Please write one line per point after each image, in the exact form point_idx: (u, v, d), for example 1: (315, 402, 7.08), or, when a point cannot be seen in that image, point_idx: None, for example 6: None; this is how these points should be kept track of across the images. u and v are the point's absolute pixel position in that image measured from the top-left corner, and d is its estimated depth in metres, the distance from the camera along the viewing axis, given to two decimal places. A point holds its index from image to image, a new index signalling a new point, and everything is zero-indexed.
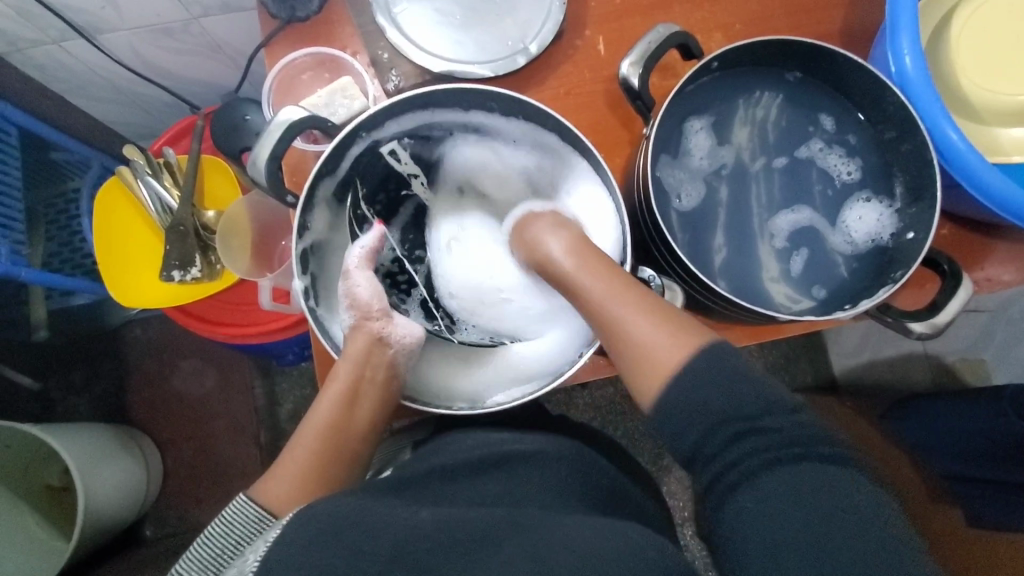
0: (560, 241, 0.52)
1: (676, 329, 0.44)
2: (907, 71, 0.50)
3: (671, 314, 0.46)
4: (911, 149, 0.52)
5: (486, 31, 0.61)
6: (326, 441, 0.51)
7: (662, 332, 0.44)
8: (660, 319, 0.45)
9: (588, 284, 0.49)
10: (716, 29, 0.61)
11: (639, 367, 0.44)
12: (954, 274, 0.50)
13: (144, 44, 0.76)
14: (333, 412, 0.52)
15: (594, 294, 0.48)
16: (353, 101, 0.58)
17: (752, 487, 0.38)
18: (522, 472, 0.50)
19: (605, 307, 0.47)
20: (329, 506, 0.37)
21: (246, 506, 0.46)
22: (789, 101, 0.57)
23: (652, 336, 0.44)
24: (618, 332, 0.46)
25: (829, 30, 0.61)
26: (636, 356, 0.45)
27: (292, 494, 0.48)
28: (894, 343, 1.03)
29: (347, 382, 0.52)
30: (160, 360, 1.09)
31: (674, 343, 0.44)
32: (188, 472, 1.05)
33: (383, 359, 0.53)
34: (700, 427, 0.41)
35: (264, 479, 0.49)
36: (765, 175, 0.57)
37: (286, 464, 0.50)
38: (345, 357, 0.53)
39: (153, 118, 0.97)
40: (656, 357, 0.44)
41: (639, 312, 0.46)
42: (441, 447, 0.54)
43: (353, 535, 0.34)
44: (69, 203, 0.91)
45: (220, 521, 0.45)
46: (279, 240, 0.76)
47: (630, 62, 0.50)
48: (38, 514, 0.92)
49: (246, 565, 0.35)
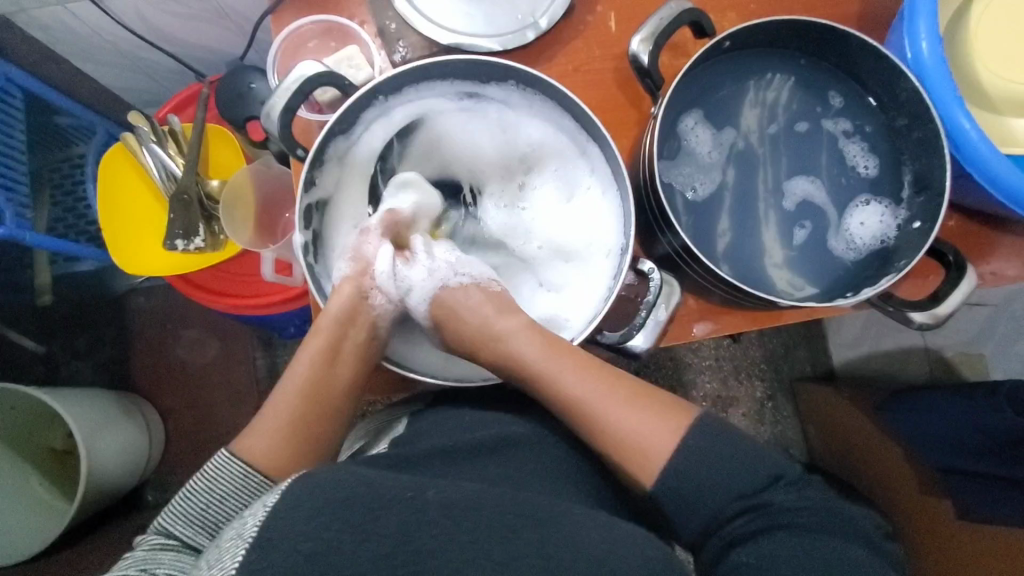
0: (491, 306, 0.55)
1: (660, 410, 0.48)
2: (924, 57, 0.49)
3: (643, 391, 0.50)
4: (922, 137, 0.52)
5: (496, 4, 0.60)
6: (308, 398, 0.50)
7: (650, 417, 0.47)
8: (644, 408, 0.48)
9: (560, 374, 0.50)
10: (730, 9, 0.60)
11: (634, 459, 0.47)
12: (959, 265, 0.50)
13: (150, 8, 0.75)
14: (312, 369, 0.52)
15: (577, 389, 0.49)
16: (359, 71, 0.58)
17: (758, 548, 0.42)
18: (518, 451, 0.50)
19: (591, 401, 0.49)
20: (324, 477, 0.37)
21: (229, 462, 0.46)
22: (800, 84, 0.56)
23: (645, 426, 0.47)
24: (600, 420, 0.48)
25: (847, 12, 0.60)
26: (630, 451, 0.47)
27: (272, 452, 0.47)
28: (894, 336, 1.03)
29: (330, 340, 0.52)
30: (163, 329, 1.10)
31: (667, 431, 0.47)
32: (189, 441, 1.07)
33: (367, 317, 0.54)
34: (711, 505, 0.45)
35: (245, 437, 0.48)
36: (773, 158, 0.56)
37: (264, 422, 0.49)
38: (328, 313, 0.53)
39: (159, 85, 0.96)
40: (650, 447, 0.46)
41: (623, 402, 0.48)
42: (432, 425, 0.55)
43: (348, 510, 0.35)
44: (74, 168, 0.92)
45: (202, 476, 0.45)
46: (283, 212, 0.77)
47: (641, 38, 0.49)
48: (42, 474, 0.94)
49: (246, 530, 0.34)
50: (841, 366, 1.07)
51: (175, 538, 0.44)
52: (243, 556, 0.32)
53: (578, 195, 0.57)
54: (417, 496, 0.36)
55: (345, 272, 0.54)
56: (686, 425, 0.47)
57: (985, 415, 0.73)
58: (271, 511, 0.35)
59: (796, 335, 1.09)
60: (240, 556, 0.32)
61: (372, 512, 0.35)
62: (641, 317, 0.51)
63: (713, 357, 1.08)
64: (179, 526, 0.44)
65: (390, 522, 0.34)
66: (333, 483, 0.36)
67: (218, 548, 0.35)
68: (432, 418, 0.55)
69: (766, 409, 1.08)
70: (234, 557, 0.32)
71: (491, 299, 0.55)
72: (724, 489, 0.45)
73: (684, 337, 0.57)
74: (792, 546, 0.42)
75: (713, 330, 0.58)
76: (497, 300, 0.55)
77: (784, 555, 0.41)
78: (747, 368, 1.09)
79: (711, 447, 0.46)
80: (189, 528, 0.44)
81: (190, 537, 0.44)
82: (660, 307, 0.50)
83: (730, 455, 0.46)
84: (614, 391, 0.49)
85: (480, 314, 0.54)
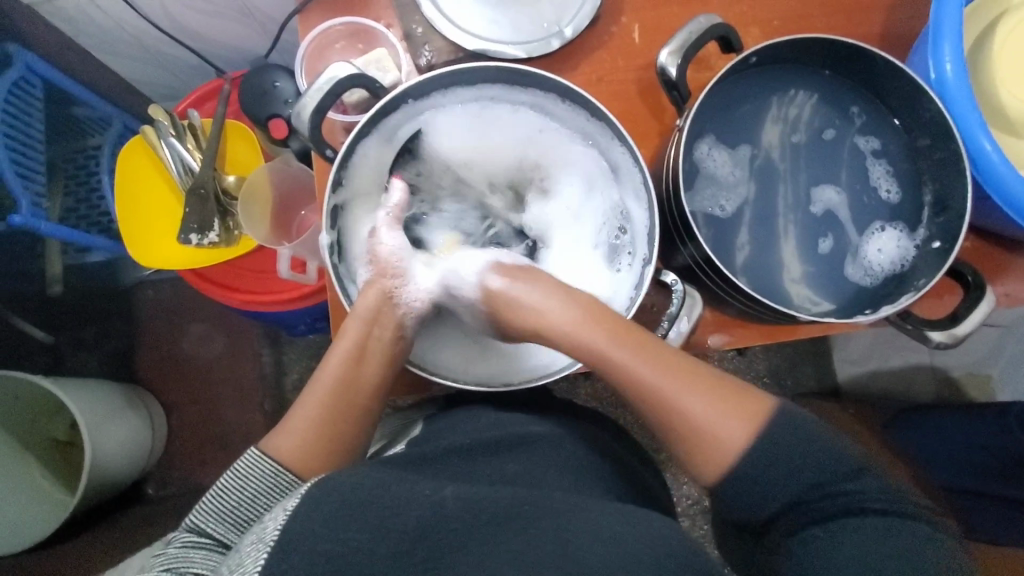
0: (563, 303, 0.50)
1: (734, 406, 0.46)
2: (948, 79, 0.49)
3: (713, 379, 0.47)
4: (943, 158, 0.52)
5: (522, 12, 0.60)
6: (335, 397, 0.50)
7: (721, 408, 0.46)
8: (712, 396, 0.46)
9: (626, 357, 0.47)
10: (754, 25, 0.60)
11: (705, 450, 0.46)
12: (978, 286, 0.51)
13: (175, 4, 0.76)
14: (342, 369, 0.52)
15: (652, 386, 0.47)
16: (387, 73, 0.59)
17: (830, 529, 0.44)
18: (534, 451, 0.51)
19: (656, 389, 0.47)
20: (346, 477, 0.37)
21: (258, 459, 0.46)
22: (823, 101, 0.57)
23: (707, 417, 0.45)
24: (669, 408, 0.46)
25: (868, 32, 0.61)
26: (692, 438, 0.46)
27: (301, 451, 0.48)
28: (902, 353, 1.03)
29: (356, 338, 0.52)
30: (170, 322, 1.10)
31: (736, 422, 0.45)
32: (192, 436, 1.07)
33: (392, 317, 0.53)
34: (789, 488, 0.44)
35: (272, 435, 0.49)
36: (794, 174, 0.57)
37: (294, 422, 0.49)
38: (354, 313, 0.53)
39: (178, 80, 0.96)
40: (719, 433, 0.45)
41: (698, 391, 0.46)
42: (451, 423, 0.55)
43: (369, 510, 0.35)
44: (90, 159, 0.90)
45: (233, 475, 0.45)
46: (300, 210, 0.77)
47: (669, 50, 0.50)
48: (44, 463, 0.94)
49: (267, 534, 0.34)
50: (845, 382, 1.07)
51: (208, 535, 0.44)
52: (265, 558, 0.32)
53: (585, 192, 0.57)
54: (436, 493, 0.37)
55: (366, 277, 0.54)
56: (758, 420, 0.45)
57: (998, 435, 0.76)
58: (292, 514, 0.34)
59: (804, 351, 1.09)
60: (262, 559, 0.32)
61: (392, 507, 0.35)
62: (664, 327, 0.51)
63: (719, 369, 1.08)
64: (210, 523, 0.44)
65: (410, 521, 0.35)
66: (349, 484, 0.36)
67: (239, 553, 0.35)
68: (447, 420, 0.55)
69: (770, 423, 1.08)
70: (255, 560, 0.33)
71: (576, 308, 0.50)
72: (784, 476, 0.44)
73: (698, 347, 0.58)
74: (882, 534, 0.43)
75: (728, 342, 0.58)
76: (586, 304, 0.50)
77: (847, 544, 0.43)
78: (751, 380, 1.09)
79: (785, 442, 0.45)
80: (220, 525, 0.44)
81: (220, 534, 0.44)
82: (683, 317, 0.51)
83: (821, 454, 0.45)
84: (690, 378, 0.47)
85: (551, 312, 0.50)
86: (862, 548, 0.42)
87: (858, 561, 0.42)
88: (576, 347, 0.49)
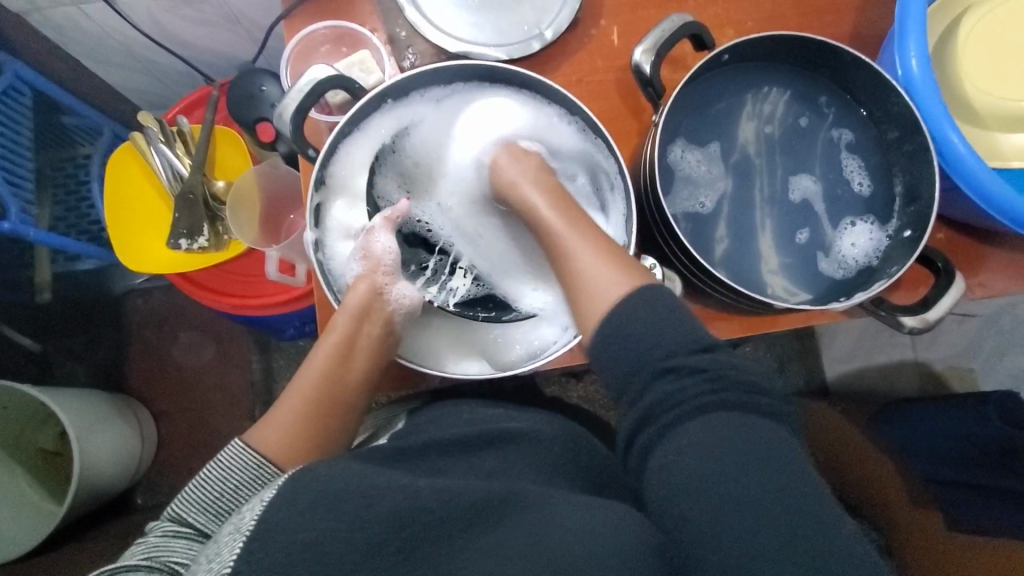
0: (523, 173, 0.55)
1: (621, 268, 0.46)
2: (913, 74, 0.51)
3: (620, 253, 0.47)
4: (912, 150, 0.54)
5: (503, 15, 0.62)
6: (321, 393, 0.52)
7: (612, 271, 0.45)
8: (607, 256, 0.46)
9: (547, 211, 0.52)
10: (728, 25, 0.62)
11: (586, 304, 0.45)
12: (948, 273, 0.52)
13: (163, 12, 0.77)
14: (328, 364, 0.53)
15: (568, 248, 0.49)
16: (371, 75, 0.60)
17: (680, 432, 0.38)
18: (514, 446, 0.51)
19: (559, 236, 0.50)
20: (324, 467, 0.38)
21: (242, 451, 0.47)
22: (796, 97, 0.58)
23: (595, 267, 0.46)
24: (562, 251, 0.49)
25: (839, 31, 0.63)
26: (578, 286, 0.46)
27: (286, 446, 0.49)
28: (887, 349, 1.04)
29: (343, 336, 0.53)
30: (160, 330, 1.10)
31: (619, 277, 0.45)
32: (182, 443, 1.06)
33: (382, 312, 0.54)
34: (632, 365, 0.41)
35: (257, 429, 0.49)
36: (769, 168, 0.58)
37: (278, 416, 0.50)
38: (342, 310, 0.53)
39: (167, 89, 0.97)
40: (602, 286, 0.45)
41: (601, 257, 0.47)
42: (434, 419, 0.55)
43: (345, 499, 0.35)
44: (79, 168, 0.92)
45: (216, 466, 0.46)
46: (288, 213, 0.78)
47: (644, 48, 0.51)
48: (31, 474, 0.93)
49: (244, 525, 0.35)
50: (834, 379, 1.09)
51: (188, 525, 0.44)
52: (240, 549, 0.33)
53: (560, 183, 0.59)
54: (408, 482, 0.37)
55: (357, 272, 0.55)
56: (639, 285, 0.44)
57: (975, 424, 0.78)
58: (269, 505, 0.35)
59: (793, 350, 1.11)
60: (237, 550, 0.33)
61: (366, 497, 0.36)
62: None
63: None
64: (191, 513, 0.44)
65: (386, 506, 0.35)
66: (328, 476, 0.37)
67: (216, 543, 0.35)
68: (430, 414, 0.57)
69: None
70: (232, 550, 0.33)
71: (554, 190, 0.54)
72: (650, 349, 0.40)
73: None
74: (724, 432, 0.37)
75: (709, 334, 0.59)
76: (545, 175, 0.55)
77: (701, 437, 0.37)
78: None
79: (655, 308, 0.42)
80: (201, 515, 0.45)
81: (201, 524, 0.44)
82: None
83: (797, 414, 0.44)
84: (596, 242, 0.48)
85: (531, 199, 0.53)
86: (700, 442, 0.37)
87: (708, 460, 0.36)
88: (528, 206, 0.53)
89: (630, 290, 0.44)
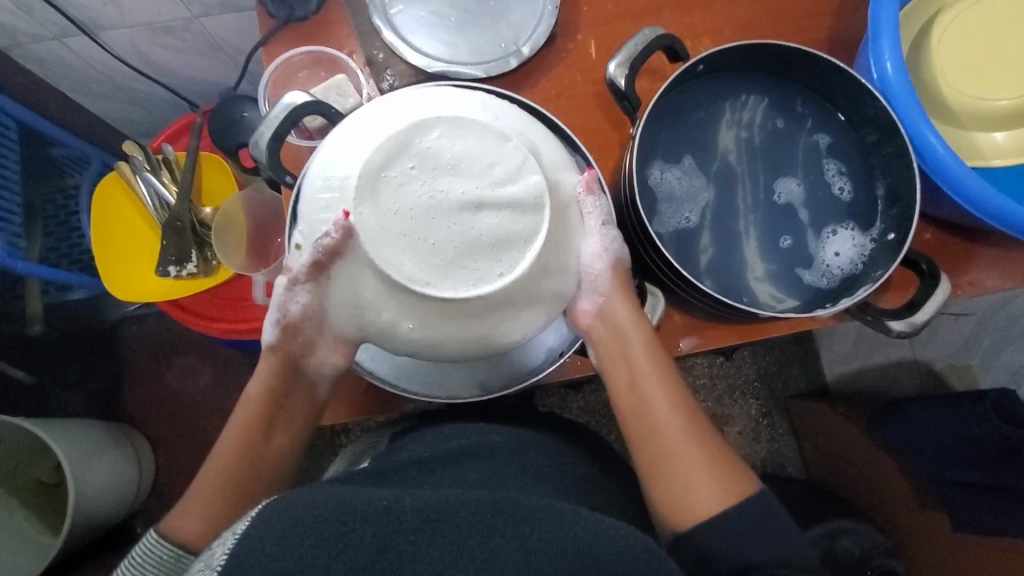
0: (632, 319, 0.52)
1: (725, 472, 0.46)
2: (889, 77, 0.51)
3: (720, 448, 0.48)
4: (892, 152, 0.54)
5: (480, 33, 0.62)
6: (240, 470, 0.50)
7: (719, 478, 0.46)
8: (712, 458, 0.47)
9: (655, 389, 0.49)
10: (705, 35, 0.63)
11: (679, 500, 0.46)
12: (933, 274, 0.51)
13: (145, 41, 0.77)
14: (244, 442, 0.51)
15: (651, 397, 0.49)
16: (347, 98, 0.60)
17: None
18: (493, 457, 0.50)
19: (665, 429, 0.48)
20: (302, 496, 0.34)
21: (157, 543, 0.46)
22: (774, 104, 0.58)
23: (703, 475, 0.46)
24: (665, 442, 0.48)
25: (816, 37, 0.63)
26: (676, 486, 0.46)
27: (206, 530, 0.48)
28: (884, 350, 1.05)
29: (259, 407, 0.52)
30: (155, 357, 1.10)
31: (724, 488, 0.45)
32: (181, 470, 1.05)
33: (296, 378, 0.53)
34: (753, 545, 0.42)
35: (176, 512, 0.49)
36: (750, 176, 0.58)
37: (195, 498, 0.49)
38: (258, 380, 0.52)
39: (155, 117, 0.98)
40: (705, 496, 0.45)
41: (700, 446, 0.47)
42: (412, 440, 0.55)
43: (328, 523, 0.31)
44: (69, 198, 0.92)
45: (132, 560, 0.45)
46: (276, 236, 0.76)
47: (617, 62, 0.51)
48: (29, 507, 0.92)
49: (215, 560, 0.31)
50: (834, 381, 1.10)
51: None
52: None
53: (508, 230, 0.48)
54: (392, 505, 0.33)
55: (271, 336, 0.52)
56: (745, 494, 0.45)
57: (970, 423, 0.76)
58: (242, 537, 0.31)
59: (791, 354, 1.11)
60: None
61: (349, 523, 0.31)
62: None
63: (707, 375, 1.07)
64: None
65: (368, 534, 0.31)
66: (308, 502, 0.33)
67: None
68: (417, 432, 0.57)
69: (762, 426, 1.07)
70: None
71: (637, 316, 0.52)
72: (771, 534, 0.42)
73: (671, 351, 0.58)
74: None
75: (700, 345, 0.58)
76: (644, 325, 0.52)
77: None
78: (741, 385, 1.08)
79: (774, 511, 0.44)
80: None
81: None
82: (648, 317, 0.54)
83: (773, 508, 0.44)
84: (700, 437, 0.48)
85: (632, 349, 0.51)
86: None
87: None
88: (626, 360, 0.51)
89: (736, 501, 0.44)
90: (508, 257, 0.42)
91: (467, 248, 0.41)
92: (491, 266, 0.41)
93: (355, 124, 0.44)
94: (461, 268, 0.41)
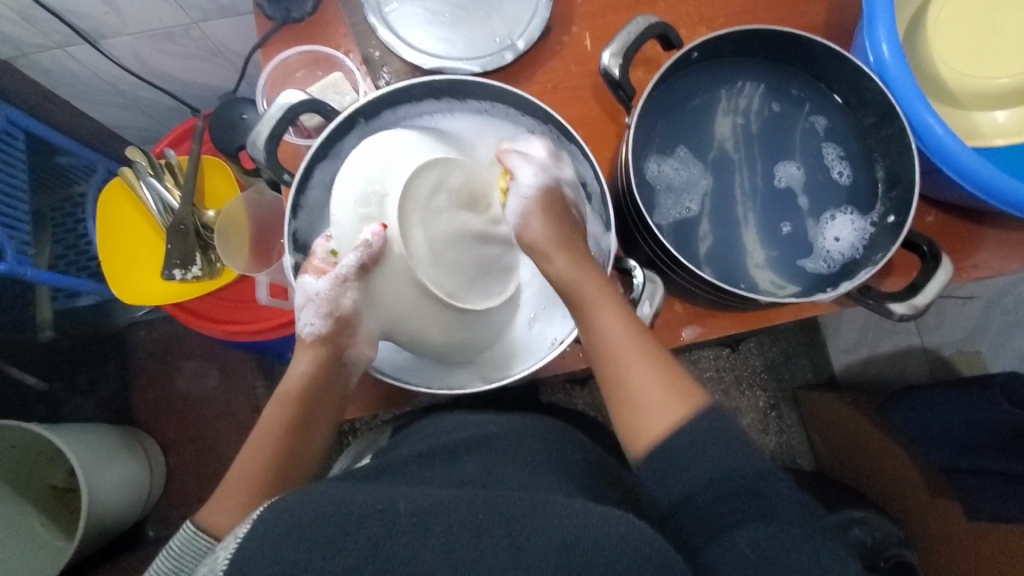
0: (565, 256, 0.51)
1: (676, 389, 0.46)
2: (885, 59, 0.51)
3: (669, 364, 0.47)
4: (891, 134, 0.53)
5: (475, 28, 0.62)
6: (275, 467, 0.49)
7: (667, 396, 0.46)
8: (661, 375, 0.47)
9: (595, 316, 0.49)
10: (700, 24, 0.63)
11: (635, 423, 0.46)
12: (934, 256, 0.51)
13: (146, 48, 0.78)
14: (282, 440, 0.50)
15: (592, 325, 0.49)
16: (344, 96, 0.61)
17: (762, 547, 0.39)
18: (492, 451, 0.50)
19: (610, 355, 0.48)
20: (299, 495, 0.33)
21: (191, 536, 0.45)
22: (771, 90, 0.58)
23: (651, 395, 0.46)
24: (615, 369, 0.48)
25: (813, 23, 0.62)
26: (630, 410, 0.47)
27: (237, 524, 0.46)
28: (891, 338, 1.04)
29: (298, 408, 0.51)
30: (163, 361, 1.10)
31: (676, 404, 0.45)
32: (190, 472, 1.06)
33: (338, 378, 0.53)
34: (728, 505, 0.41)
35: (211, 504, 0.48)
36: (748, 163, 0.58)
37: (228, 492, 0.48)
38: (295, 376, 0.52)
39: (158, 123, 0.99)
40: (655, 417, 0.45)
41: (646, 365, 0.47)
42: (417, 432, 0.56)
43: (320, 526, 0.31)
44: (76, 206, 0.94)
45: (168, 553, 0.44)
46: (277, 238, 0.77)
47: (611, 52, 0.51)
48: (45, 513, 0.93)
49: (218, 564, 0.31)
50: (842, 371, 1.07)
51: None
52: None
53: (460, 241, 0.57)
54: (387, 508, 0.33)
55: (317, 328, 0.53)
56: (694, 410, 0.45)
57: (983, 408, 0.74)
58: (244, 540, 0.31)
59: (797, 344, 1.09)
60: None
61: (343, 525, 0.31)
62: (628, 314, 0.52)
63: (713, 367, 1.07)
64: None
65: (362, 536, 0.31)
66: (303, 503, 0.33)
67: None
68: (420, 426, 0.57)
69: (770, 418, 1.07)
70: None
71: (568, 244, 0.52)
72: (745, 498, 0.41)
73: (673, 341, 0.58)
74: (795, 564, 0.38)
75: (702, 333, 0.58)
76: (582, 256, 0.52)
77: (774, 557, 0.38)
78: (748, 377, 1.07)
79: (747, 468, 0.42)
80: None
81: None
82: (644, 302, 0.52)
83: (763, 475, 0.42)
84: (646, 356, 0.47)
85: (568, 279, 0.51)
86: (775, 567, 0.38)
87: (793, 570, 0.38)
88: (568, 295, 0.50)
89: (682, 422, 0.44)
90: (502, 278, 0.56)
91: (480, 269, 0.53)
92: (494, 286, 0.55)
93: (380, 150, 0.50)
94: (480, 285, 0.53)
